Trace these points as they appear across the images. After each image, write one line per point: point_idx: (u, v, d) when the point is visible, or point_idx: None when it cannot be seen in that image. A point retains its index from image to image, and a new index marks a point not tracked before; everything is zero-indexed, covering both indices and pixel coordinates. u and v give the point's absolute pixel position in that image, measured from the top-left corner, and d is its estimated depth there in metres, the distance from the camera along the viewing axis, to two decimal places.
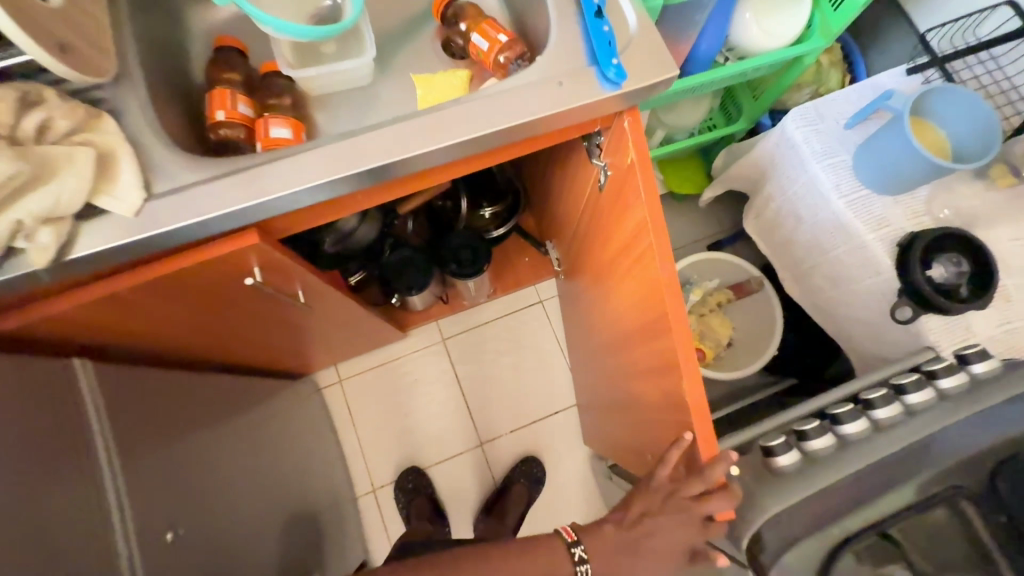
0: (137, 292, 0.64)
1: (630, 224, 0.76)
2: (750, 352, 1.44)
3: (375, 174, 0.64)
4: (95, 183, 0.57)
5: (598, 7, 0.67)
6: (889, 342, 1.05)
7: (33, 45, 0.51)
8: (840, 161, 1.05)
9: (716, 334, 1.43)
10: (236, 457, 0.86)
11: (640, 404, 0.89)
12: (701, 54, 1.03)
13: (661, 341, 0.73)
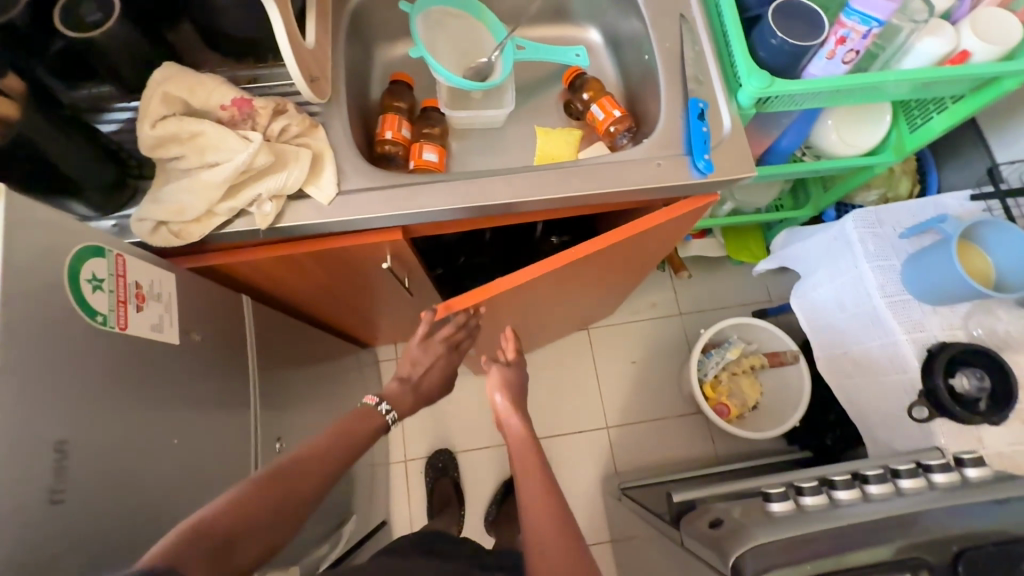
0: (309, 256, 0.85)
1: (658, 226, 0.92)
2: (775, 416, 1.57)
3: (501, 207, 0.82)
4: (308, 175, 0.79)
5: (701, 110, 0.83)
6: (902, 439, 1.15)
7: (299, 76, 0.72)
8: (889, 265, 1.16)
9: (743, 395, 1.58)
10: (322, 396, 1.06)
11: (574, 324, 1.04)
12: (781, 148, 1.16)
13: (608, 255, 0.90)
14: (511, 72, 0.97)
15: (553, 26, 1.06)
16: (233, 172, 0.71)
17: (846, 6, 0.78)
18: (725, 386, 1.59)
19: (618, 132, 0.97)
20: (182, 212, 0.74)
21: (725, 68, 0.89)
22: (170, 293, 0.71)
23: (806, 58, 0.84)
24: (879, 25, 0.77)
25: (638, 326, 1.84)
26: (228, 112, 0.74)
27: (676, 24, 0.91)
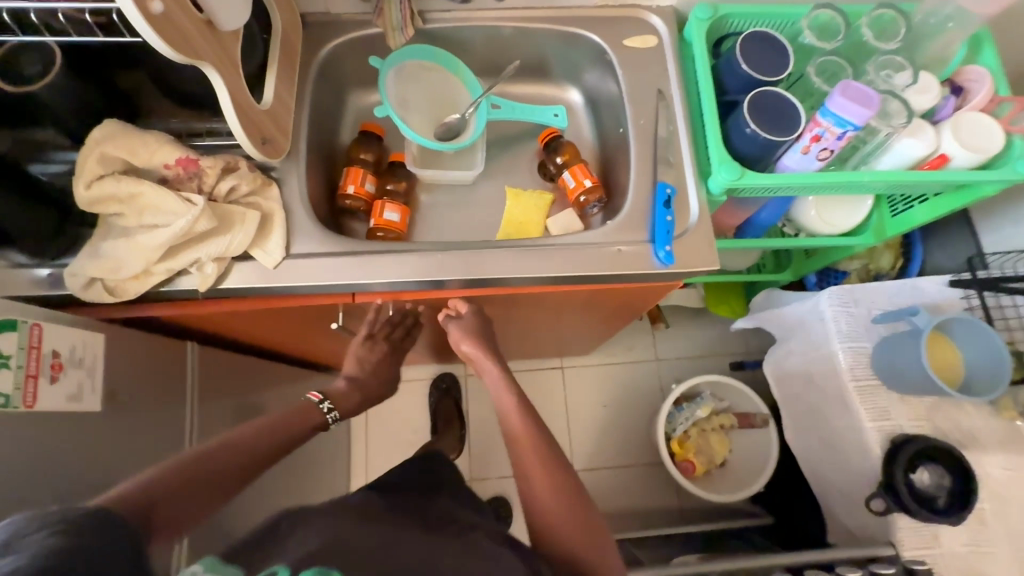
0: (254, 308, 0.82)
1: (630, 294, 0.88)
2: (740, 477, 1.52)
3: (456, 281, 0.79)
4: (255, 237, 0.76)
5: (668, 197, 0.81)
6: (860, 525, 1.13)
7: (247, 140, 0.70)
8: (860, 346, 1.14)
9: (711, 451, 1.54)
10: None
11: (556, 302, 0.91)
12: (761, 220, 1.12)
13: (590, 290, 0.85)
14: (482, 132, 0.96)
15: (533, 84, 1.03)
16: (171, 236, 0.69)
17: (822, 105, 0.75)
18: (693, 441, 1.55)
19: (588, 202, 0.95)
20: (117, 270, 0.71)
21: (699, 150, 0.87)
22: (96, 356, 0.69)
23: (780, 151, 0.81)
24: (854, 129, 0.75)
25: (613, 370, 1.81)
26: (172, 170, 0.71)
27: (653, 102, 0.88)
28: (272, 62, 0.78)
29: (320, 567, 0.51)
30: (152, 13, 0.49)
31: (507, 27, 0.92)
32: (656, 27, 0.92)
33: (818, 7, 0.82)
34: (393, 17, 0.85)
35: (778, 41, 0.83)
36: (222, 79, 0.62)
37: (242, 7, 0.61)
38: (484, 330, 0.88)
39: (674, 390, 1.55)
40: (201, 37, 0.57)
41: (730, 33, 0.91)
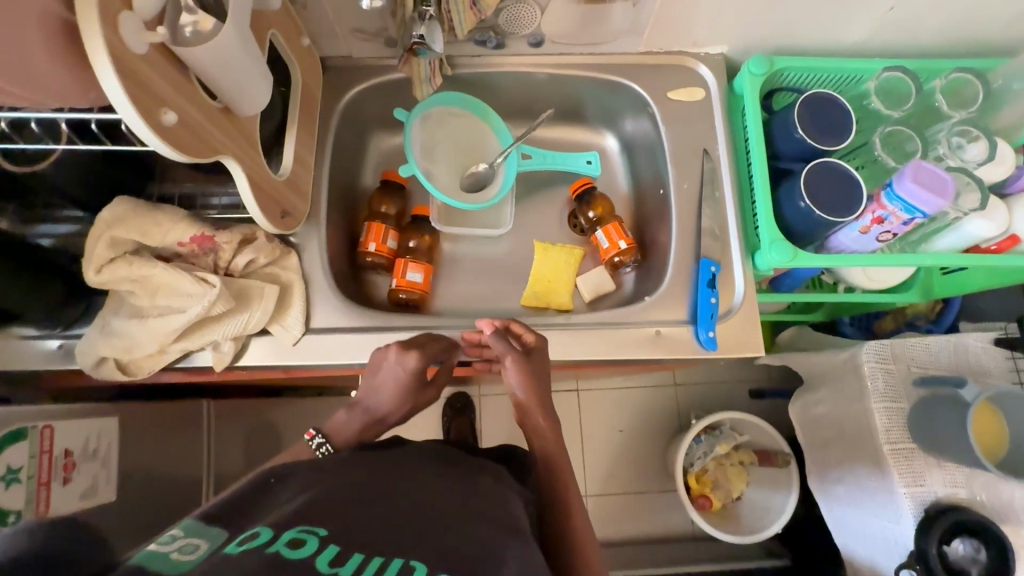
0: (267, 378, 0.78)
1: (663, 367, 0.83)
2: (757, 518, 1.46)
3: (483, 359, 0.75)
4: (273, 313, 0.72)
5: (712, 276, 0.76)
6: None
7: (266, 221, 0.65)
8: (898, 407, 1.08)
9: (729, 485, 1.50)
10: None
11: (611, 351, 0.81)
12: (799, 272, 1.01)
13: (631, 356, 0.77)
14: (512, 185, 0.90)
15: (566, 128, 0.96)
16: (187, 322, 0.65)
17: (888, 186, 0.69)
18: (711, 476, 1.51)
19: (622, 263, 0.89)
20: (131, 349, 0.67)
21: (745, 218, 0.81)
22: (110, 444, 0.66)
23: (835, 227, 0.75)
24: (922, 216, 0.69)
25: (632, 395, 1.73)
26: (187, 247, 0.67)
27: (698, 163, 0.82)
28: (292, 121, 0.73)
29: (306, 526, 0.44)
30: (167, 126, 0.44)
31: (543, 73, 0.86)
32: (703, 79, 0.86)
33: (887, 68, 0.75)
34: (421, 69, 0.78)
35: (841, 102, 0.76)
36: (241, 166, 0.57)
37: (262, 89, 0.56)
38: (539, 374, 0.69)
39: (695, 425, 1.51)
40: (220, 130, 0.52)
41: (784, 86, 0.84)
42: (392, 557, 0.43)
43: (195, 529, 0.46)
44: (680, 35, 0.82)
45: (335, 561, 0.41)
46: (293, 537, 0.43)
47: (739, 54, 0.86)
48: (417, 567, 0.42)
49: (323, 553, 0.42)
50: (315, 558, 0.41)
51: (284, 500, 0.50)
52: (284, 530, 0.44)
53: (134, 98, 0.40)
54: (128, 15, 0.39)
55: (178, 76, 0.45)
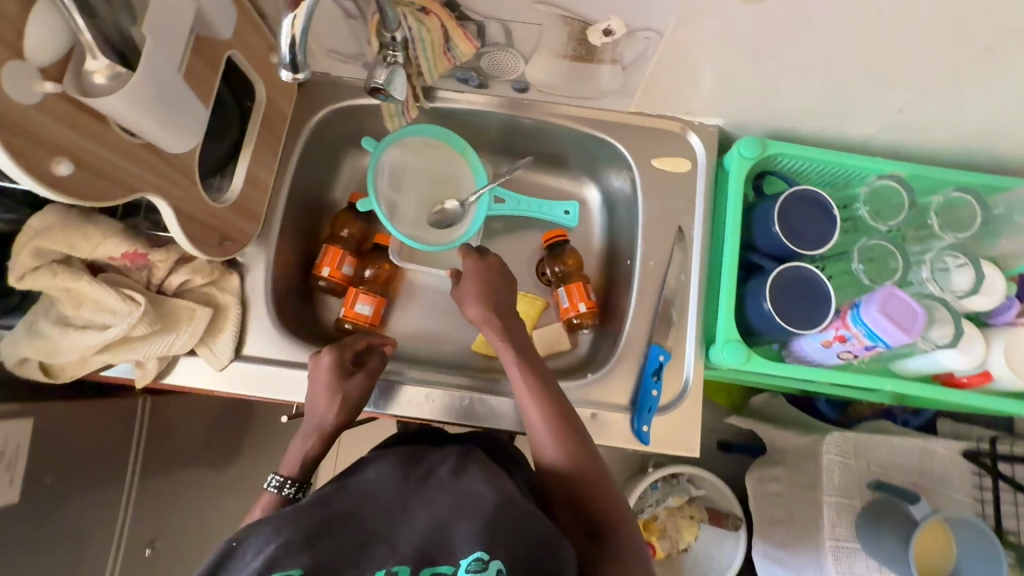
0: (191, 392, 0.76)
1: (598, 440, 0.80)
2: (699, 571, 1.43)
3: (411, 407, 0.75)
4: (202, 335, 0.70)
5: (659, 366, 0.72)
6: None
7: (198, 250, 0.63)
8: (849, 504, 1.05)
9: (676, 537, 1.43)
10: (205, 491, 1.00)
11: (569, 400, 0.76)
12: None
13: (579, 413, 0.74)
14: (478, 230, 0.86)
15: (548, 174, 0.93)
16: (107, 339, 0.64)
17: (856, 306, 0.65)
18: (660, 524, 1.45)
19: (580, 324, 0.86)
20: (52, 356, 0.66)
21: (708, 306, 0.77)
22: (20, 445, 0.67)
23: (796, 334, 0.71)
24: (885, 345, 0.64)
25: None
26: (118, 262, 0.65)
27: (669, 239, 0.78)
28: (249, 142, 0.70)
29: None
30: (59, 176, 0.42)
31: (527, 118, 0.82)
32: (692, 149, 0.81)
33: (881, 176, 0.71)
34: (392, 105, 0.73)
35: (827, 204, 0.71)
36: (167, 200, 0.55)
37: (194, 127, 0.53)
38: (490, 284, 0.76)
39: (653, 472, 1.44)
40: (140, 169, 0.50)
41: (777, 171, 0.79)
42: (372, 572, 0.44)
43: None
44: (673, 101, 0.77)
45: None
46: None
47: (735, 128, 0.81)
48: (399, 572, 0.44)
49: None
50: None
51: (250, 558, 0.44)
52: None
53: (13, 151, 0.38)
54: (15, 66, 0.37)
55: (84, 122, 0.43)
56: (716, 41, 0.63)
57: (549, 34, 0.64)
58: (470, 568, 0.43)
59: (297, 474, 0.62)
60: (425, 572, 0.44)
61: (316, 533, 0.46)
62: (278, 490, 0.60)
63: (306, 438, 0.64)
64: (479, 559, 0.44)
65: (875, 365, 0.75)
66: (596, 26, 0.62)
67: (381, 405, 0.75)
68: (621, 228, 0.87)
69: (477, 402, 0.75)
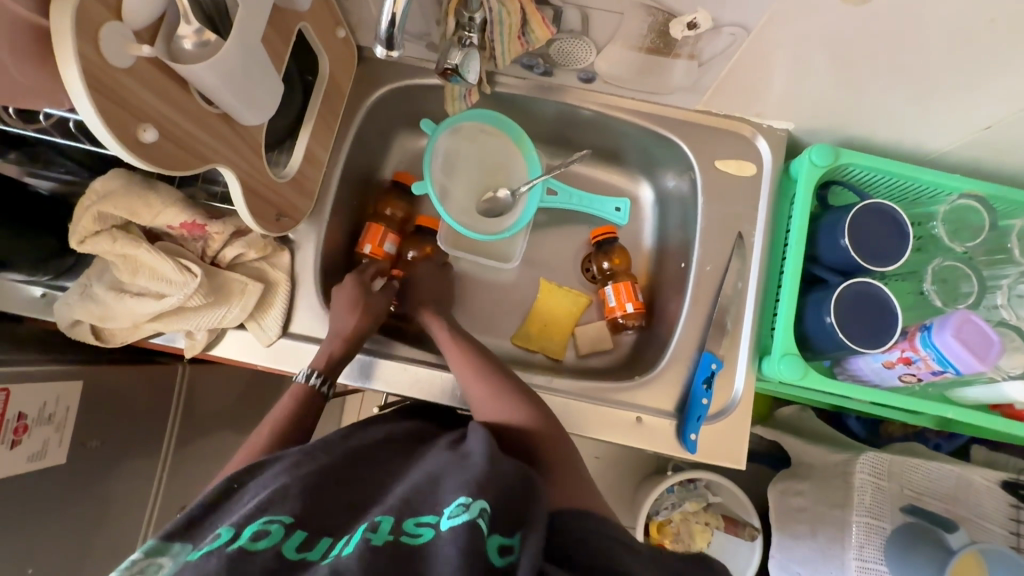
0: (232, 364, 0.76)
1: None
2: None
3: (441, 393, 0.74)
4: (253, 310, 0.70)
5: (711, 374, 0.71)
6: None
7: (256, 224, 0.62)
8: (877, 525, 1.01)
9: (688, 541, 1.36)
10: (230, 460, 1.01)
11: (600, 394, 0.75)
12: None
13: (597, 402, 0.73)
14: (528, 222, 0.84)
15: (602, 169, 0.90)
16: (162, 309, 0.64)
17: (926, 328, 0.62)
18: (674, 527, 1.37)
19: (625, 325, 0.85)
20: (105, 320, 0.66)
21: (763, 317, 0.75)
22: (68, 408, 0.68)
23: (857, 352, 0.68)
24: (954, 371, 0.62)
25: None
26: (176, 231, 0.65)
27: (728, 246, 0.76)
28: (310, 118, 0.68)
29: (269, 516, 0.43)
30: (145, 143, 0.41)
31: (588, 109, 0.80)
32: (759, 154, 0.78)
33: (964, 194, 0.68)
34: (456, 90, 0.72)
35: (902, 220, 0.68)
36: (236, 174, 0.54)
37: (269, 101, 0.52)
38: (436, 288, 0.80)
39: (672, 473, 1.34)
40: (215, 141, 0.49)
41: (846, 181, 0.76)
42: (358, 525, 0.44)
43: (156, 548, 0.43)
44: (744, 102, 0.74)
45: (303, 546, 0.42)
46: (254, 530, 0.41)
47: (805, 134, 0.78)
48: (382, 519, 0.43)
49: (290, 540, 0.42)
50: (281, 545, 0.41)
51: (246, 500, 0.47)
52: (246, 523, 0.42)
53: (104, 113, 0.37)
54: (114, 27, 0.36)
55: (170, 90, 0.42)
56: (803, 43, 0.60)
57: (628, 24, 0.62)
58: (452, 515, 0.42)
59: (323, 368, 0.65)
60: (408, 521, 0.43)
61: (310, 488, 0.47)
62: (306, 377, 0.63)
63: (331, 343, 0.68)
64: (461, 504, 0.42)
65: (929, 391, 0.72)
66: (681, 19, 0.59)
67: (364, 377, 0.73)
68: (675, 231, 0.85)
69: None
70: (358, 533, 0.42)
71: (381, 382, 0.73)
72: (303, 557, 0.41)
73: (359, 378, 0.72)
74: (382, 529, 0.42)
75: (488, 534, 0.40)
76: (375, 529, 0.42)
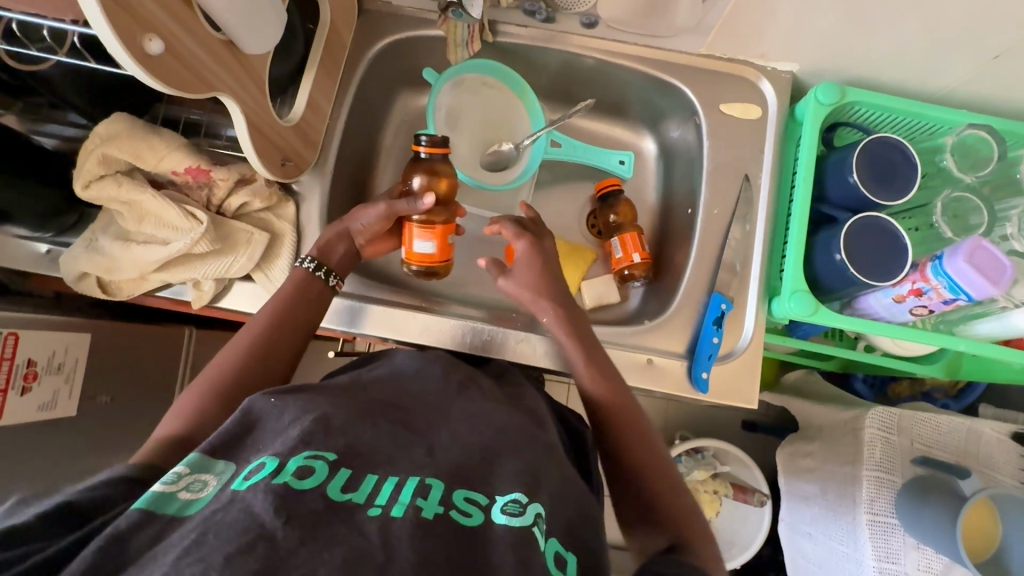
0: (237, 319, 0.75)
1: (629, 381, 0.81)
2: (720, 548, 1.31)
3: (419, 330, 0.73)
4: (259, 260, 0.69)
5: (721, 315, 0.71)
6: None
7: (262, 167, 0.62)
8: (887, 479, 1.00)
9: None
10: None
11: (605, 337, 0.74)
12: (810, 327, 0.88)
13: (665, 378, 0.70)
14: (532, 173, 0.84)
15: (605, 123, 0.90)
16: (168, 255, 0.64)
17: (937, 258, 0.62)
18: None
19: (631, 277, 0.84)
20: (112, 272, 0.65)
21: (773, 259, 0.75)
22: (77, 359, 0.67)
23: (868, 288, 0.68)
24: (967, 299, 0.62)
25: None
26: (180, 177, 0.65)
27: (734, 189, 0.76)
28: (311, 65, 0.68)
29: (312, 450, 0.43)
30: (150, 55, 0.41)
31: (591, 58, 0.79)
32: (763, 96, 0.78)
33: (971, 124, 0.68)
34: (459, 32, 0.73)
35: (910, 154, 0.68)
36: (240, 107, 0.54)
37: (272, 30, 0.51)
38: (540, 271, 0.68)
39: (679, 442, 1.33)
40: (220, 69, 0.49)
41: (852, 121, 0.76)
42: (406, 477, 0.43)
43: (200, 463, 0.43)
44: (748, 44, 0.74)
45: (348, 486, 0.41)
46: (299, 465, 0.41)
47: (810, 76, 0.78)
48: (432, 485, 0.42)
49: (335, 479, 0.41)
50: (326, 484, 0.40)
51: (287, 425, 0.46)
52: (289, 458, 0.42)
53: (112, 18, 0.37)
54: None
55: (183, 14, 0.43)
56: None
57: None
58: (506, 510, 0.42)
59: (327, 262, 0.67)
60: (459, 494, 0.42)
61: (352, 425, 0.47)
62: (299, 262, 0.65)
63: (338, 238, 0.68)
64: (516, 503, 0.42)
65: (940, 328, 0.72)
66: None
67: (351, 324, 0.72)
68: (681, 181, 0.84)
69: (480, 330, 0.73)
70: (408, 493, 0.41)
71: (359, 325, 0.72)
72: (348, 499, 0.40)
73: (335, 321, 0.72)
74: (433, 498, 0.41)
75: (543, 540, 0.41)
76: (426, 496, 0.41)
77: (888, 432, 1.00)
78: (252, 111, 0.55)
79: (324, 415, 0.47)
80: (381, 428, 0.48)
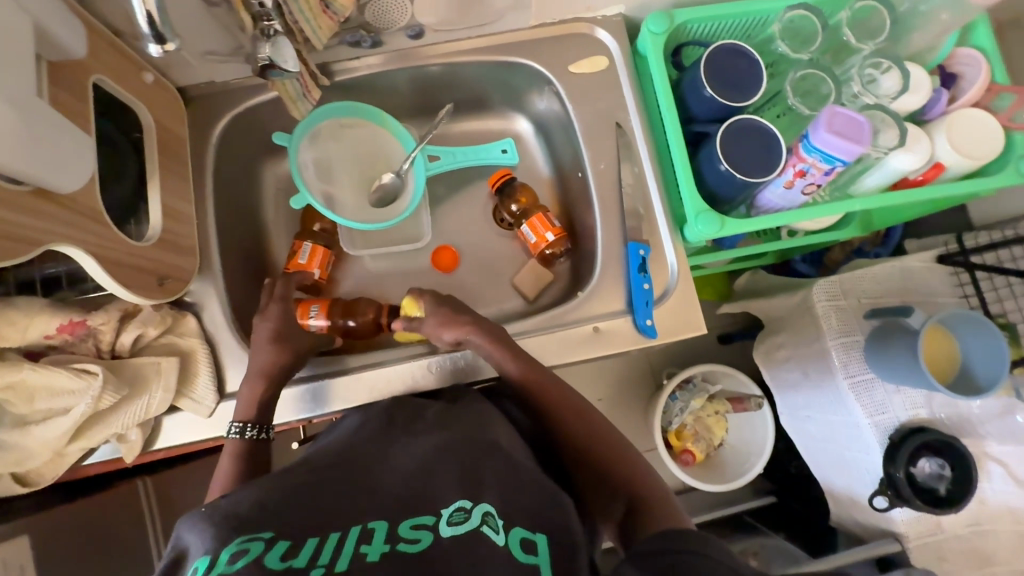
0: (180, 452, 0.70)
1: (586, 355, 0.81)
2: (739, 461, 1.34)
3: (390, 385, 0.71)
4: (177, 387, 0.65)
5: (642, 260, 0.73)
6: (848, 512, 1.14)
7: (133, 294, 0.58)
8: (852, 340, 1.05)
9: (708, 436, 1.35)
10: None
11: (553, 323, 0.72)
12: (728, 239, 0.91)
13: (619, 342, 0.71)
14: (423, 193, 0.82)
15: (475, 119, 0.90)
16: (74, 422, 0.59)
17: (805, 137, 0.65)
18: (690, 429, 1.36)
19: (554, 254, 0.84)
20: (23, 462, 0.60)
21: (669, 191, 0.77)
22: (22, 565, 0.63)
23: (759, 186, 0.71)
24: (842, 164, 0.65)
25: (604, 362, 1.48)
26: (56, 338, 0.60)
27: (611, 137, 0.78)
28: (151, 174, 0.64)
29: (247, 534, 0.40)
30: None
31: (434, 65, 0.78)
32: (605, 45, 0.80)
33: (790, 7, 0.71)
34: (290, 87, 0.69)
35: (750, 52, 0.71)
36: (84, 249, 0.50)
37: (78, 159, 0.48)
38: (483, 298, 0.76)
39: (666, 383, 1.36)
40: (39, 221, 0.46)
41: (691, 39, 0.79)
42: (346, 531, 0.42)
43: None
44: (570, 2, 0.75)
45: (287, 554, 0.38)
46: (233, 551, 0.38)
47: (640, 11, 0.80)
48: (376, 527, 0.42)
49: (273, 550, 0.38)
50: (263, 557, 0.37)
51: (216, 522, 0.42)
52: (221, 548, 0.38)
53: None
54: None
55: None
56: None
57: None
58: (452, 519, 0.42)
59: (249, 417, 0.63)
60: (404, 526, 0.42)
61: (290, 499, 0.44)
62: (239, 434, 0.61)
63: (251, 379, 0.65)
64: (461, 510, 0.43)
65: (836, 195, 0.76)
66: None
67: (312, 405, 0.70)
68: (564, 145, 0.85)
69: (427, 364, 0.72)
70: (352, 544, 0.40)
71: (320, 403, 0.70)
72: (289, 565, 0.37)
73: (293, 408, 0.70)
74: (377, 540, 0.40)
75: (498, 535, 0.41)
76: (370, 540, 0.40)
77: (832, 302, 1.06)
78: (99, 248, 0.53)
79: (260, 497, 0.43)
80: (319, 491, 0.45)
